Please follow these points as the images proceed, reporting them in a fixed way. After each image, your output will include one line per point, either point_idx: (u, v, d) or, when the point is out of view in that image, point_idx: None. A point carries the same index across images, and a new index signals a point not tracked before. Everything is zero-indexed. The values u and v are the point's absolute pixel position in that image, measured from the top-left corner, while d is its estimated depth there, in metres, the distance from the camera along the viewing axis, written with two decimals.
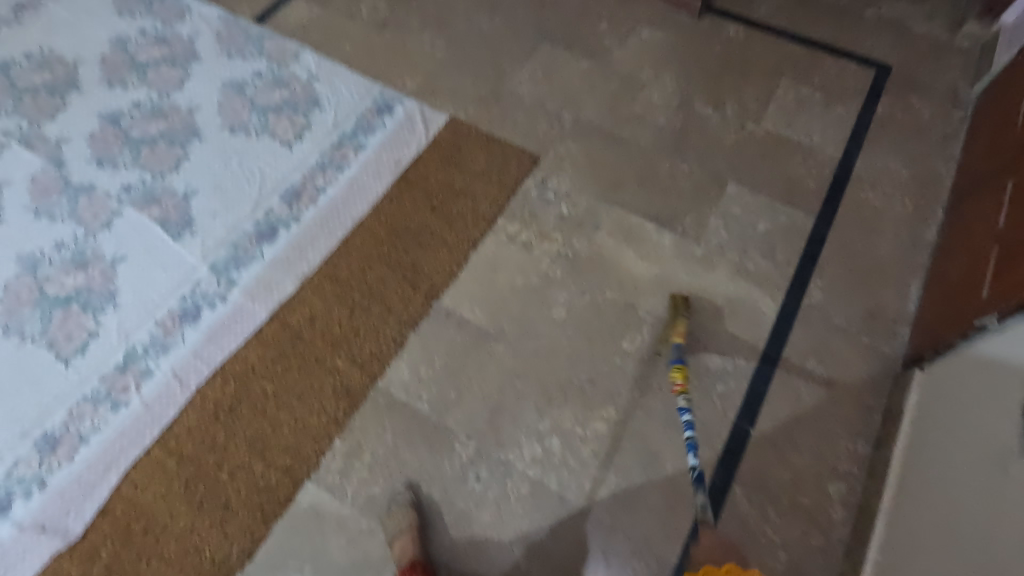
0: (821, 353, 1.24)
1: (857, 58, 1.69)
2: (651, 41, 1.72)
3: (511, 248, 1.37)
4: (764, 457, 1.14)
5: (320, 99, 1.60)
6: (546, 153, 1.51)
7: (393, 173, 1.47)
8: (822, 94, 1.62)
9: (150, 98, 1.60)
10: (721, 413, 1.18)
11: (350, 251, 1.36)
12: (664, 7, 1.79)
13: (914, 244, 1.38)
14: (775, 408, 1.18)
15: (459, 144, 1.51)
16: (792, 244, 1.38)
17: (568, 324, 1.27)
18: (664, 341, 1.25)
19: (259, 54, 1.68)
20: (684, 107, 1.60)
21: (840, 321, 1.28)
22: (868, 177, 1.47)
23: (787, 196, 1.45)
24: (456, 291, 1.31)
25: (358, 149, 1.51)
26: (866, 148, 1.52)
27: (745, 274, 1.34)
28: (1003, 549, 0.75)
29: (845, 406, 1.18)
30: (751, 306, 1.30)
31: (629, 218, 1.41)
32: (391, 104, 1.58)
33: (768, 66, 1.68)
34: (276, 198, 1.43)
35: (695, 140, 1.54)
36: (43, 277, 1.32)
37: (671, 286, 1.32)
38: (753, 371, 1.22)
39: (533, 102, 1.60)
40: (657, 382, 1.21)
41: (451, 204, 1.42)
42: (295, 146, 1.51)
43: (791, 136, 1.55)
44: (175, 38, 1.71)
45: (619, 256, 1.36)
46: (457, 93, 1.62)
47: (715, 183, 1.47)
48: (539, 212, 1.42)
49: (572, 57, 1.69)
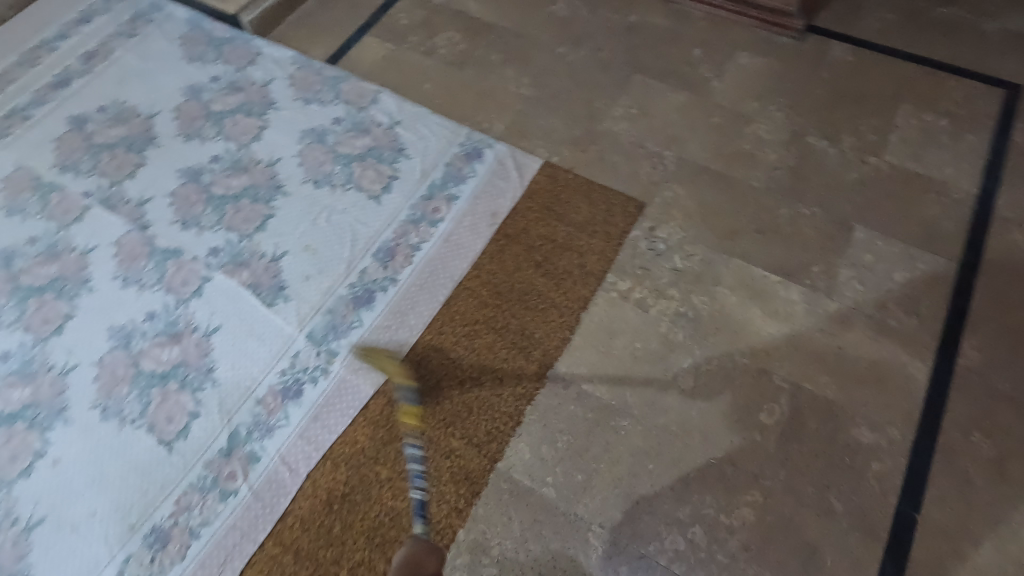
0: (985, 425, 1.12)
1: (982, 78, 1.54)
2: (752, 68, 1.60)
3: (625, 307, 1.27)
4: (936, 549, 1.02)
5: (405, 145, 1.52)
6: (652, 199, 1.41)
7: (490, 227, 1.39)
8: (948, 121, 1.48)
9: (229, 151, 1.54)
10: (881, 498, 1.07)
11: (453, 316, 1.28)
12: (761, 28, 1.67)
13: None
14: (942, 491, 1.06)
15: (557, 193, 1.42)
16: (937, 297, 1.25)
17: (697, 395, 1.17)
18: (807, 413, 1.14)
19: (337, 97, 1.61)
20: (796, 141, 1.48)
21: (1002, 387, 1.15)
22: (1014, 216, 1.34)
23: (924, 240, 1.32)
24: (571, 358, 1.22)
25: (450, 201, 1.43)
26: (1005, 182, 1.38)
27: (888, 333, 1.22)
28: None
29: (1022, 489, 1.06)
30: (899, 369, 1.18)
31: (750, 270, 1.30)
32: (480, 149, 1.50)
33: (884, 92, 1.54)
34: (370, 257, 1.36)
35: (813, 179, 1.42)
36: (137, 351, 1.26)
37: (806, 348, 1.21)
38: (911, 447, 1.10)
39: (631, 141, 1.50)
40: (804, 462, 1.10)
41: (556, 260, 1.33)
42: (383, 199, 1.44)
43: (919, 171, 1.41)
44: (249, 84, 1.65)
45: (745, 314, 1.25)
46: (548, 135, 1.53)
47: (842, 228, 1.35)
48: (652, 265, 1.32)
49: (667, 89, 1.58)
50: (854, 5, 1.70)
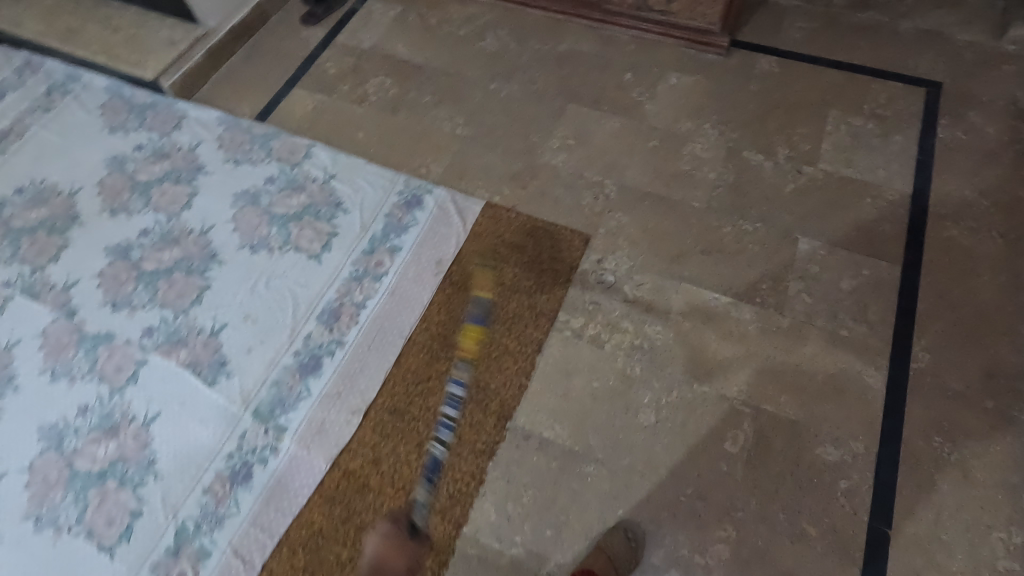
0: (945, 428, 1.12)
1: (903, 78, 1.58)
2: (683, 88, 1.61)
3: (580, 345, 1.25)
4: (911, 563, 1.01)
5: (342, 199, 1.48)
6: (596, 229, 1.39)
7: (435, 276, 1.35)
8: (876, 123, 1.51)
9: (159, 223, 1.47)
10: (853, 516, 1.05)
11: (406, 374, 1.23)
12: (688, 47, 1.68)
13: (1016, 283, 1.26)
14: (911, 501, 1.06)
15: (501, 234, 1.39)
16: (884, 302, 1.26)
17: (660, 429, 1.15)
18: (770, 436, 1.13)
19: (267, 155, 1.56)
20: (734, 157, 1.48)
21: (956, 386, 1.16)
22: (947, 212, 1.36)
23: (865, 245, 1.33)
24: (529, 405, 1.19)
25: (392, 253, 1.39)
26: (936, 179, 1.41)
27: (842, 343, 1.22)
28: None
29: (987, 489, 1.06)
30: (856, 379, 1.17)
31: (701, 293, 1.29)
32: (419, 195, 1.47)
33: (812, 100, 1.57)
34: (314, 321, 1.31)
35: (753, 194, 1.42)
36: (71, 450, 1.18)
37: (763, 368, 1.20)
38: (876, 460, 1.09)
39: (570, 173, 1.48)
40: (773, 487, 1.08)
41: (506, 304, 1.30)
42: (323, 257, 1.39)
43: (854, 176, 1.43)
44: (175, 150, 1.59)
45: (699, 339, 1.24)
46: (488, 173, 1.50)
47: (786, 241, 1.35)
48: (603, 299, 1.30)
49: (603, 116, 1.58)
50: (775, 17, 1.73)
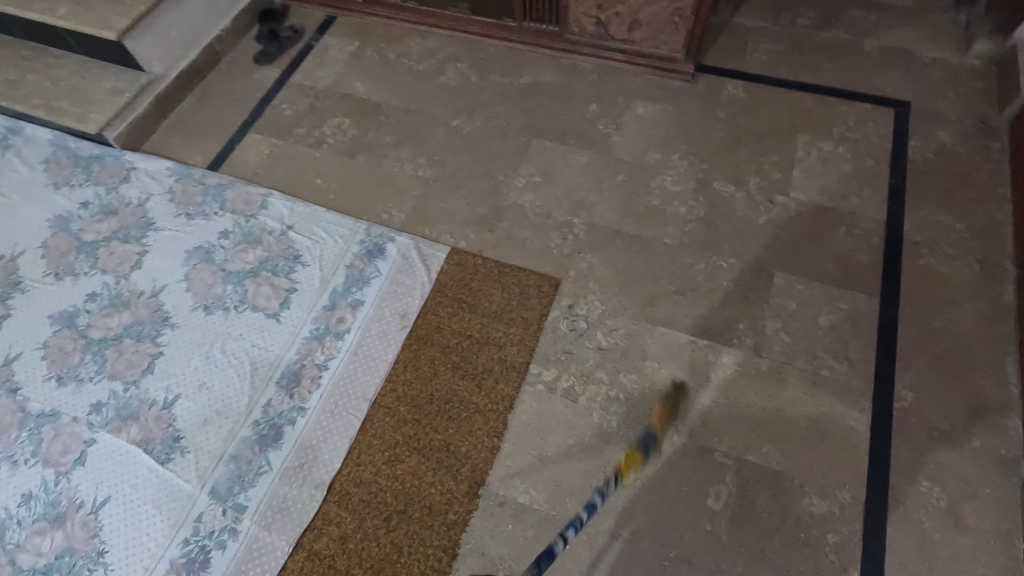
0: (933, 471, 1.08)
1: (871, 99, 1.56)
2: (650, 118, 1.57)
3: (553, 400, 1.19)
4: None
5: (301, 252, 1.41)
6: (566, 273, 1.34)
7: (400, 331, 1.29)
8: (846, 147, 1.48)
9: (107, 286, 1.39)
10: (843, 573, 1.01)
11: (372, 440, 1.17)
12: (653, 74, 1.64)
13: (995, 311, 1.23)
14: (902, 554, 1.01)
15: (468, 282, 1.34)
16: (864, 337, 1.22)
17: (640, 488, 1.10)
18: (754, 489, 1.08)
19: (221, 208, 1.49)
20: (704, 189, 1.44)
21: (942, 425, 1.12)
22: (923, 238, 1.33)
23: (842, 277, 1.30)
24: (503, 469, 1.13)
25: (355, 308, 1.33)
26: (910, 204, 1.38)
27: (823, 385, 1.17)
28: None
29: (979, 536, 1.02)
30: (839, 424, 1.13)
31: (676, 337, 1.25)
32: (381, 244, 1.41)
33: (781, 125, 1.53)
34: (273, 387, 1.24)
35: (725, 228, 1.38)
36: (13, 545, 1.10)
37: (744, 416, 1.15)
38: (864, 510, 1.05)
39: (538, 213, 1.43)
40: (760, 546, 1.03)
41: (474, 358, 1.24)
42: (282, 316, 1.33)
43: (827, 204, 1.40)
44: (123, 206, 1.51)
45: (677, 387, 1.19)
46: (453, 217, 1.45)
47: (761, 276, 1.31)
48: (575, 348, 1.25)
49: (569, 151, 1.53)
50: (740, 40, 1.70)
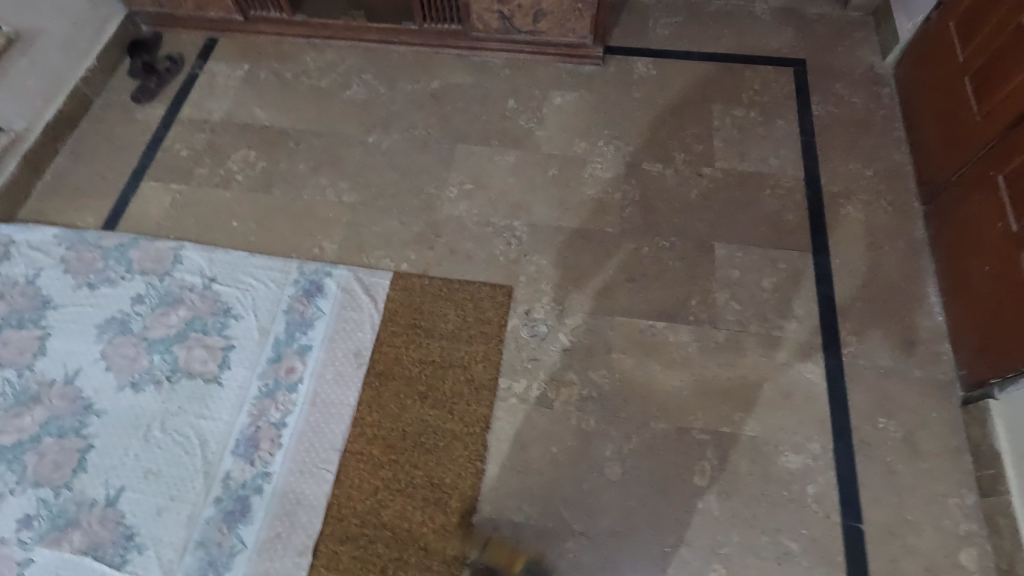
0: (886, 407, 1.16)
1: (771, 61, 1.62)
2: (569, 107, 1.56)
3: (528, 410, 1.18)
4: (889, 551, 1.04)
5: (230, 304, 1.30)
6: (517, 279, 1.32)
7: (357, 370, 1.22)
8: (757, 111, 1.54)
9: (7, 381, 1.21)
10: (827, 520, 1.07)
11: (350, 492, 1.11)
12: (563, 62, 1.63)
13: (912, 248, 1.33)
14: (874, 490, 1.09)
15: (418, 307, 1.29)
16: (805, 293, 1.28)
17: (630, 481, 1.11)
18: (735, 459, 1.12)
19: (129, 270, 1.34)
20: (634, 172, 1.45)
21: (886, 362, 1.20)
22: (839, 189, 1.41)
23: (776, 238, 1.35)
24: (492, 492, 1.10)
25: (303, 354, 1.24)
26: (822, 158, 1.46)
27: (777, 345, 1.23)
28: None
29: (935, 459, 1.11)
30: (798, 379, 1.19)
31: (636, 324, 1.26)
32: (318, 281, 1.32)
33: (695, 97, 1.57)
34: (229, 457, 1.14)
35: (661, 207, 1.40)
36: None
37: (712, 390, 1.18)
38: (834, 457, 1.12)
39: (476, 222, 1.40)
40: (750, 512, 1.08)
41: (441, 384, 1.20)
42: (224, 378, 1.22)
43: (750, 169, 1.45)
44: (8, 286, 1.32)
45: (646, 374, 1.20)
46: (389, 240, 1.38)
47: (703, 250, 1.34)
48: (540, 353, 1.23)
49: (495, 152, 1.50)
50: (640, 17, 1.72)
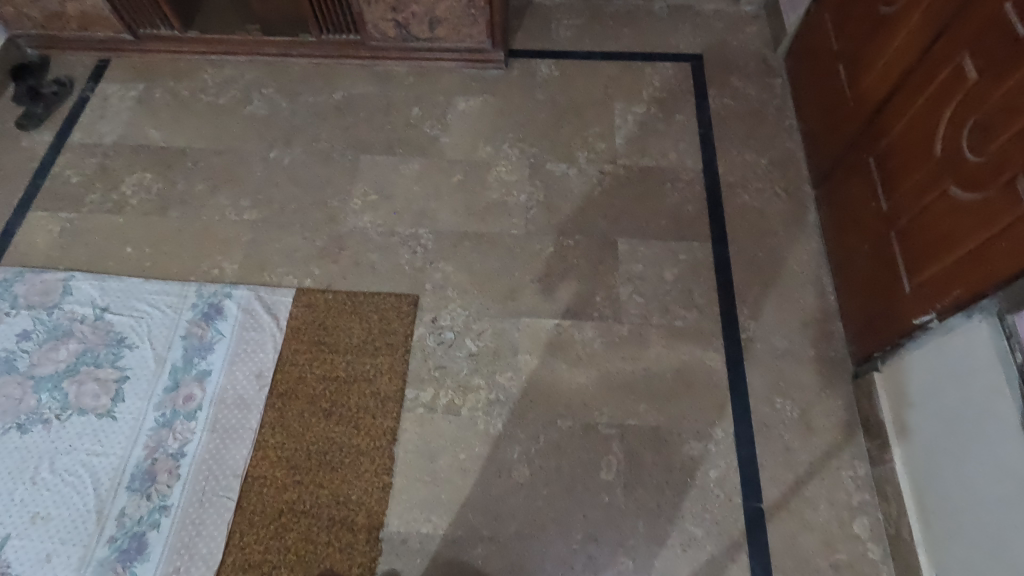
0: (783, 388, 1.19)
1: (670, 58, 1.66)
2: (473, 112, 1.56)
3: (435, 420, 1.17)
4: (786, 527, 1.07)
5: (124, 334, 1.25)
6: (422, 287, 1.31)
7: (259, 391, 1.20)
8: (657, 107, 1.57)
9: None
10: (729, 502, 1.09)
11: (252, 518, 1.08)
12: (466, 67, 1.62)
13: (804, 231, 1.37)
14: (773, 470, 1.12)
15: (323, 322, 1.27)
16: (705, 282, 1.31)
17: (537, 482, 1.11)
18: (639, 451, 1.13)
19: (13, 306, 1.28)
20: (538, 173, 1.46)
21: (782, 343, 1.24)
22: (736, 179, 1.45)
23: (677, 230, 1.38)
24: (400, 505, 1.09)
25: (202, 380, 1.21)
26: (720, 149, 1.49)
27: (679, 334, 1.25)
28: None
29: (828, 434, 1.15)
30: (699, 366, 1.22)
31: (541, 325, 1.26)
32: (217, 303, 1.29)
33: (597, 96, 1.59)
34: (123, 494, 1.10)
35: (565, 207, 1.41)
36: None
37: (617, 384, 1.20)
38: (734, 441, 1.15)
39: (381, 233, 1.38)
40: (655, 502, 1.09)
41: (345, 399, 1.18)
42: (117, 412, 1.17)
43: (651, 163, 1.48)
44: None
45: (552, 373, 1.21)
46: (292, 256, 1.35)
47: (606, 246, 1.36)
48: (447, 361, 1.22)
49: (400, 161, 1.48)
50: (543, 18, 1.73)
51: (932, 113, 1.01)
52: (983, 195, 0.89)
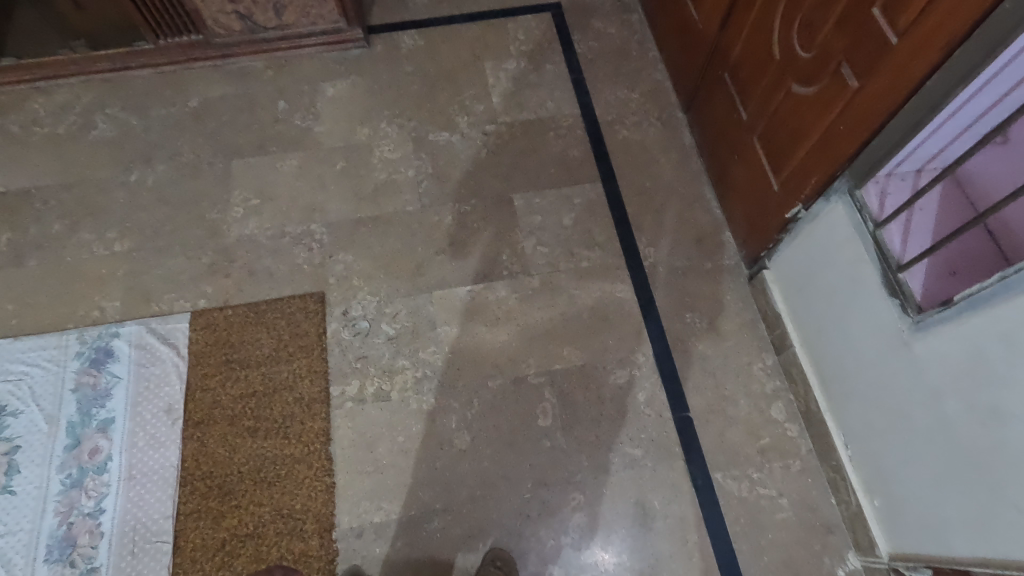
0: (690, 303, 1.26)
1: (530, 9, 1.66)
2: (343, 95, 1.50)
3: (366, 410, 1.15)
4: (714, 427, 1.15)
5: (3, 402, 1.14)
6: (326, 282, 1.27)
7: (172, 426, 1.13)
8: (527, 60, 1.57)
9: None
10: (660, 418, 1.16)
11: (195, 554, 1.03)
12: (326, 51, 1.55)
13: (684, 154, 1.44)
14: (693, 380, 1.19)
15: (227, 340, 1.20)
16: (602, 220, 1.35)
17: (479, 445, 1.12)
18: (570, 392, 1.17)
19: None
20: (422, 145, 1.44)
21: (682, 262, 1.31)
22: (613, 116, 1.49)
23: (567, 176, 1.41)
24: (347, 501, 1.08)
25: (106, 429, 1.12)
26: (593, 90, 1.53)
27: (588, 274, 1.29)
28: (965, 425, 0.81)
29: (736, 334, 1.23)
30: (611, 300, 1.26)
31: (453, 294, 1.26)
32: (105, 346, 1.19)
33: (466, 59, 1.57)
34: (42, 567, 1.02)
35: (455, 174, 1.40)
36: None
37: (538, 334, 1.22)
38: (655, 361, 1.21)
39: (271, 237, 1.32)
40: (594, 435, 1.14)
41: (268, 413, 1.14)
42: (15, 484, 1.07)
43: (530, 116, 1.49)
44: None
45: (473, 339, 1.22)
46: (178, 280, 1.26)
47: (503, 205, 1.37)
48: (366, 350, 1.20)
49: (276, 159, 1.41)
50: None
51: (767, 20, 1.07)
52: (817, 86, 0.96)
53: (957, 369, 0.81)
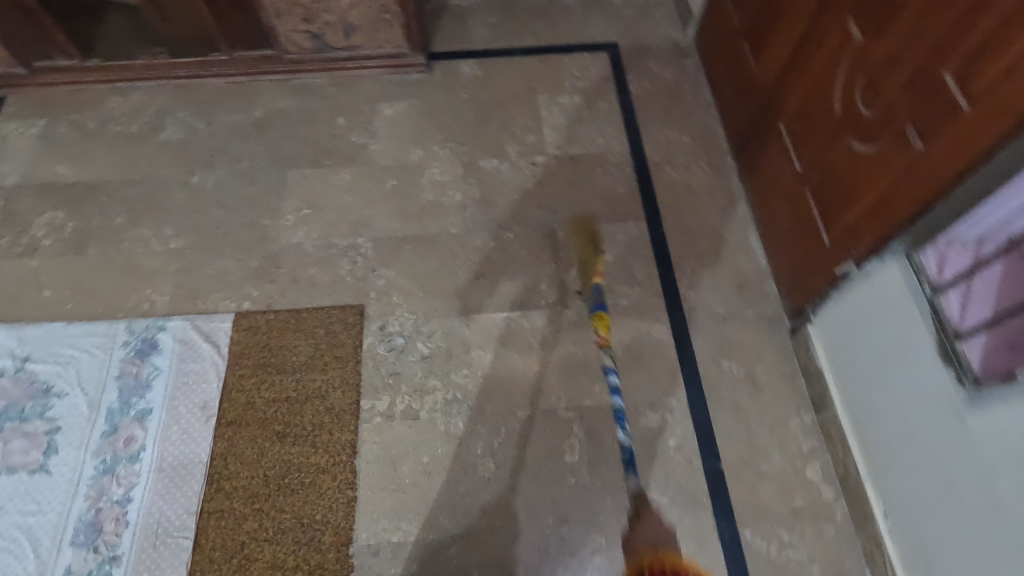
0: (728, 350, 1.24)
1: (587, 47, 1.69)
2: (399, 116, 1.55)
3: (394, 427, 1.15)
4: (745, 481, 1.12)
5: (50, 383, 1.18)
6: (366, 296, 1.29)
7: (205, 423, 1.15)
8: (580, 96, 1.60)
9: None
10: (690, 466, 1.13)
11: (214, 554, 1.04)
12: (387, 73, 1.61)
13: (731, 200, 1.43)
14: (726, 430, 1.16)
15: (266, 344, 1.23)
16: (643, 258, 1.35)
17: (503, 474, 1.11)
18: (599, 429, 1.15)
19: None
20: (471, 170, 1.47)
21: (723, 308, 1.29)
22: (662, 157, 1.50)
23: (612, 212, 1.41)
24: (367, 517, 1.07)
25: (143, 419, 1.15)
26: (644, 130, 1.54)
27: (625, 311, 1.28)
28: (1020, 510, 0.77)
29: (773, 387, 1.20)
30: (647, 339, 1.25)
31: (489, 318, 1.27)
32: (151, 338, 1.23)
33: (520, 91, 1.61)
34: (67, 550, 1.04)
35: (501, 201, 1.42)
36: None
37: (571, 367, 1.22)
38: (688, 407, 1.18)
39: (318, 246, 1.35)
40: (620, 476, 1.11)
41: (298, 420, 1.15)
42: (52, 464, 1.11)
43: (580, 151, 1.51)
44: None
45: (505, 365, 1.22)
46: (225, 281, 1.30)
47: (546, 235, 1.38)
48: (399, 366, 1.21)
49: (330, 172, 1.46)
50: (459, 19, 1.74)
51: (829, 76, 1.07)
52: (879, 145, 0.95)
53: (1014, 449, 0.77)
